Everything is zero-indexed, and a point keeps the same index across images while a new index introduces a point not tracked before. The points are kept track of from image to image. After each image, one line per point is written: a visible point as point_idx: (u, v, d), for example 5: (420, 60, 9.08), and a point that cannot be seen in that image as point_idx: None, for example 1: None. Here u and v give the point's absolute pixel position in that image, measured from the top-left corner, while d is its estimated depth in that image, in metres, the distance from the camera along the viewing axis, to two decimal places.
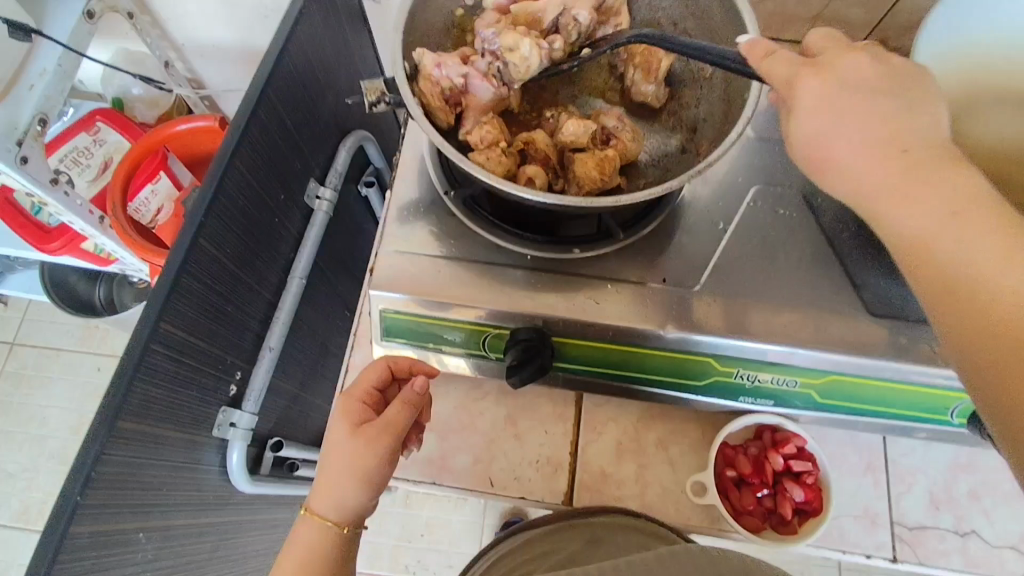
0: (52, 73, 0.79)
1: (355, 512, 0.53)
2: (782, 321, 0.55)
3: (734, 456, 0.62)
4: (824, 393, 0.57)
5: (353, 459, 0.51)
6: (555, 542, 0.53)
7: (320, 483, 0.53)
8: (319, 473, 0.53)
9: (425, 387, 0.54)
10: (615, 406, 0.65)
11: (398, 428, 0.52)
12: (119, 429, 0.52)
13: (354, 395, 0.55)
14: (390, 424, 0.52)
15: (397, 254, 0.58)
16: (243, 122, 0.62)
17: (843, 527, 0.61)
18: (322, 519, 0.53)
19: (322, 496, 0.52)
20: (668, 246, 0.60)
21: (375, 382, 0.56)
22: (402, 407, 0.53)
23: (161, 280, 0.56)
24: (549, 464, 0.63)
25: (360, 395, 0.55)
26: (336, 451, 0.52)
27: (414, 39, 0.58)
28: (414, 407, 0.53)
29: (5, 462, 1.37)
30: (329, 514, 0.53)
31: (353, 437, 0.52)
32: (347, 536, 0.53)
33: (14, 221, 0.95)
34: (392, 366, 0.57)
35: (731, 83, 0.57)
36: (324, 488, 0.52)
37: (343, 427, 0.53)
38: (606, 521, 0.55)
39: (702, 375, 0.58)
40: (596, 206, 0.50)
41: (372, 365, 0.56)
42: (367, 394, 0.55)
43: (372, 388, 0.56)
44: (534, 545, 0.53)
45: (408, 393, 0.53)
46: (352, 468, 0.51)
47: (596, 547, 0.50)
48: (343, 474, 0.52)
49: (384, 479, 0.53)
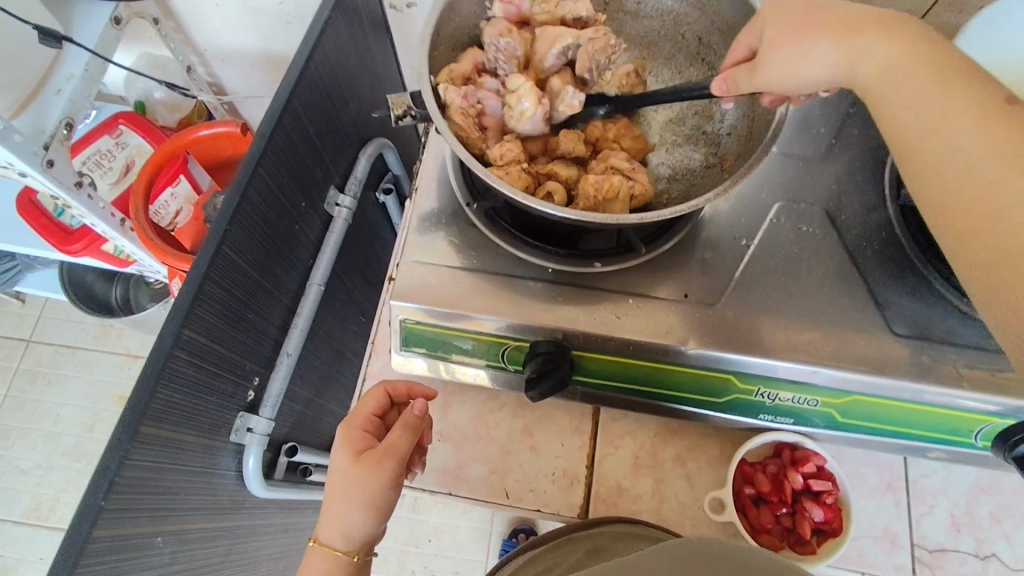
0: (79, 78, 0.80)
1: (363, 541, 0.53)
2: (805, 338, 0.55)
3: (753, 473, 0.61)
4: (846, 413, 0.57)
5: (356, 488, 0.51)
6: (562, 556, 0.52)
7: (327, 514, 0.52)
8: (326, 501, 0.53)
9: (423, 410, 0.55)
10: (632, 420, 0.65)
11: (399, 452, 0.52)
12: (141, 434, 0.52)
13: (354, 424, 0.55)
14: (391, 448, 0.52)
15: (418, 265, 0.59)
16: (268, 130, 0.62)
17: (862, 548, 0.60)
18: (332, 549, 0.52)
19: (331, 526, 0.52)
20: (689, 262, 0.59)
21: (373, 409, 0.56)
22: (405, 430, 0.53)
23: (185, 286, 0.56)
24: (565, 477, 0.62)
25: (360, 423, 0.55)
26: (339, 480, 0.52)
27: (440, 52, 0.58)
28: (414, 429, 0.54)
29: (18, 458, 1.38)
30: (338, 545, 0.52)
31: (355, 464, 0.52)
32: (358, 564, 0.53)
33: (36, 220, 0.96)
34: (389, 392, 0.58)
35: (757, 101, 0.57)
36: (333, 517, 0.52)
37: (346, 454, 0.53)
38: (610, 533, 0.55)
39: (721, 392, 0.58)
40: (620, 223, 0.50)
41: (370, 394, 0.57)
42: (367, 420, 0.55)
43: (371, 414, 0.56)
44: (545, 559, 0.53)
45: (408, 416, 0.54)
46: (358, 496, 0.51)
47: (600, 557, 0.50)
48: (349, 505, 0.51)
49: (392, 504, 0.53)
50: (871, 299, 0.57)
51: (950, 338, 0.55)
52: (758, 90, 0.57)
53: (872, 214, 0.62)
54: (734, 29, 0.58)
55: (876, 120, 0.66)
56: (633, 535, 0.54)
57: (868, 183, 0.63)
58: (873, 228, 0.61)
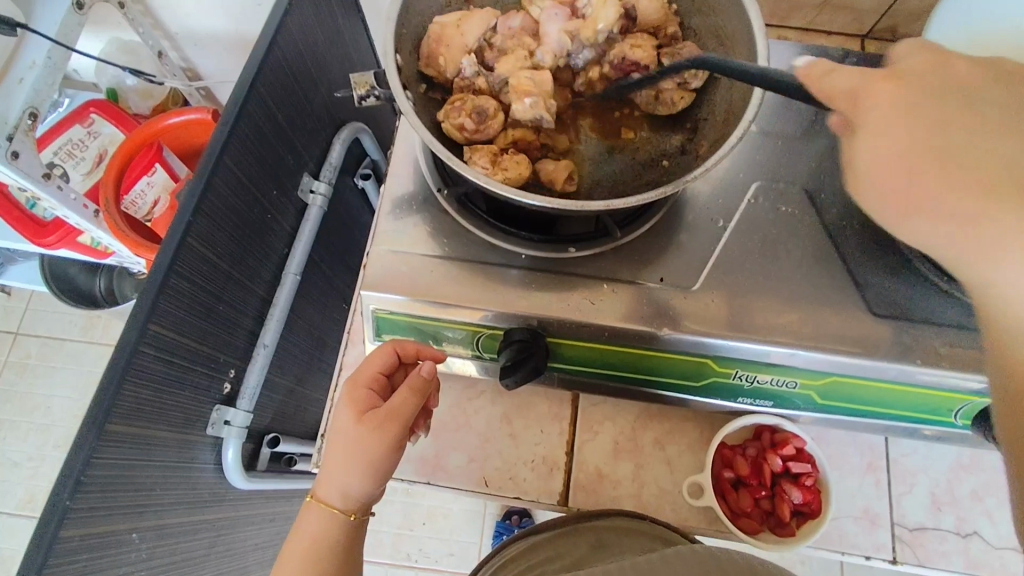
0: (42, 66, 0.77)
1: (361, 500, 0.53)
2: (783, 322, 0.54)
3: (733, 456, 0.60)
4: (825, 395, 0.56)
5: (356, 448, 0.51)
6: (560, 547, 0.52)
7: (327, 473, 0.52)
8: (327, 457, 0.52)
9: (432, 371, 0.52)
10: (612, 405, 0.64)
11: (402, 418, 0.51)
12: (107, 432, 0.51)
13: (360, 381, 0.54)
14: (396, 412, 0.51)
15: (391, 253, 0.57)
16: (231, 117, 0.61)
17: (842, 528, 0.60)
18: (330, 506, 0.53)
19: (328, 484, 0.52)
20: (666, 245, 0.58)
21: (380, 368, 0.54)
22: (408, 395, 0.51)
23: (148, 280, 0.55)
24: (545, 464, 0.62)
25: (367, 382, 0.54)
26: (341, 439, 0.51)
27: (407, 32, 0.56)
28: (420, 394, 0.52)
29: (10, 450, 1.38)
30: (336, 502, 0.53)
31: (359, 425, 0.51)
32: (355, 522, 0.54)
33: (9, 214, 0.93)
34: (398, 351, 0.55)
35: (735, 82, 0.55)
36: (332, 473, 0.52)
37: (349, 413, 0.52)
38: (610, 525, 0.55)
39: (700, 376, 0.57)
40: (587, 209, 0.48)
41: (376, 353, 0.55)
42: (373, 379, 0.54)
43: (378, 372, 0.54)
44: (541, 550, 0.53)
45: (414, 379, 0.52)
46: (359, 457, 0.51)
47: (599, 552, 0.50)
48: (349, 463, 0.51)
49: (392, 465, 0.52)
50: (849, 279, 0.56)
51: (929, 318, 0.54)
52: (736, 74, 0.55)
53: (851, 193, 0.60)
54: (714, 8, 0.57)
55: None
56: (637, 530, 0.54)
57: None
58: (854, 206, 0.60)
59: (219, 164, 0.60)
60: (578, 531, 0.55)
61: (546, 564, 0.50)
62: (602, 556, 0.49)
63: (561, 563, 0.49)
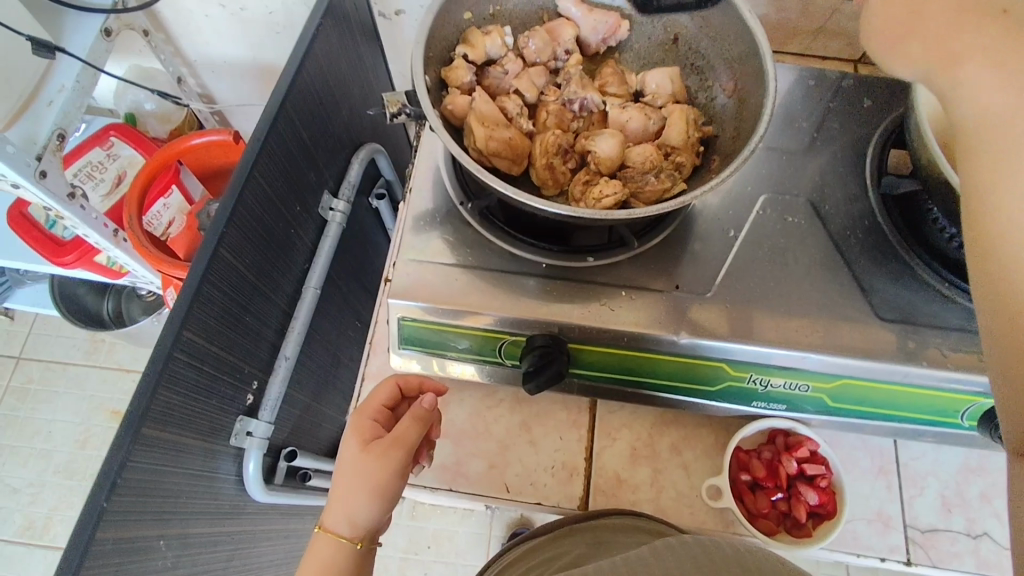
0: (71, 89, 0.80)
1: (368, 528, 0.53)
2: (794, 325, 0.56)
3: (748, 460, 0.62)
4: (836, 398, 0.58)
5: (362, 477, 0.51)
6: (559, 547, 0.53)
7: (334, 501, 0.53)
8: (334, 487, 0.53)
9: (433, 401, 0.54)
10: (628, 412, 0.66)
11: (407, 442, 0.53)
12: (142, 435, 0.53)
13: (365, 414, 0.56)
14: (400, 439, 0.52)
15: (416, 263, 0.60)
16: (262, 134, 0.63)
17: (856, 531, 0.61)
18: (336, 535, 0.53)
19: (335, 511, 0.52)
20: (681, 255, 0.61)
21: (384, 400, 0.57)
22: (413, 423, 0.53)
23: (183, 289, 0.57)
24: (564, 469, 0.63)
25: (371, 414, 0.56)
26: (347, 468, 0.53)
27: (433, 55, 0.59)
28: (423, 422, 0.54)
29: (10, 476, 1.36)
30: (343, 532, 0.53)
31: (364, 452, 0.53)
32: (362, 551, 0.53)
33: (29, 234, 0.96)
34: (401, 385, 0.58)
35: (744, 102, 0.58)
36: (338, 502, 0.52)
37: (355, 444, 0.54)
38: (610, 524, 0.55)
39: (714, 380, 0.59)
40: (610, 217, 0.51)
41: (381, 385, 0.57)
42: (378, 411, 0.56)
43: (382, 405, 0.56)
44: (540, 552, 0.53)
45: (417, 408, 0.54)
46: (363, 485, 0.52)
47: (600, 547, 0.51)
48: (355, 494, 0.52)
49: (398, 493, 0.53)
50: (856, 285, 0.59)
51: (933, 320, 0.56)
52: (745, 95, 0.58)
53: (856, 205, 0.63)
54: (722, 33, 0.60)
55: (855, 115, 0.69)
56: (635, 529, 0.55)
57: (851, 174, 0.65)
58: (857, 217, 0.63)
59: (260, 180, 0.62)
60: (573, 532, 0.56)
61: (546, 565, 0.50)
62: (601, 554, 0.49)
63: (564, 561, 0.49)
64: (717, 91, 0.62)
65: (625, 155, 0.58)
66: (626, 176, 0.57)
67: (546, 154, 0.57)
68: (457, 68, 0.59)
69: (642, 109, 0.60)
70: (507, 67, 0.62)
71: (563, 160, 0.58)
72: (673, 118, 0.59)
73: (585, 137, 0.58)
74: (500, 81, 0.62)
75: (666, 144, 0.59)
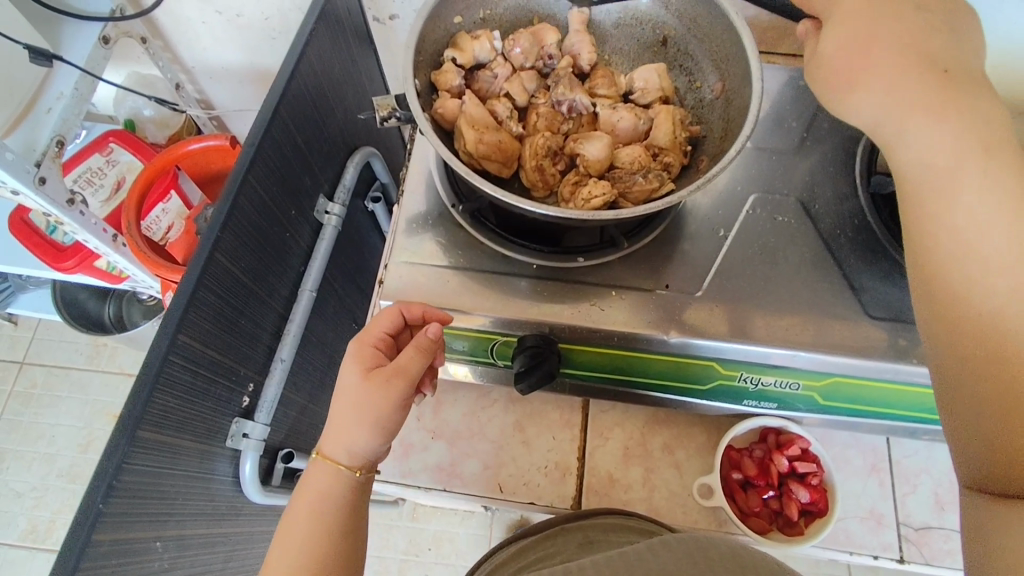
0: (69, 96, 0.81)
1: (368, 457, 0.51)
2: (783, 324, 0.56)
3: (740, 458, 0.62)
4: (827, 396, 0.58)
5: (363, 409, 0.49)
6: (550, 546, 0.53)
7: (332, 430, 0.51)
8: (332, 416, 0.51)
9: (438, 332, 0.51)
10: (621, 411, 0.66)
11: (409, 373, 0.50)
12: (138, 438, 0.53)
13: (367, 340, 0.53)
14: (402, 369, 0.50)
15: (408, 265, 0.60)
16: (256, 139, 0.64)
17: (849, 529, 0.61)
18: (334, 464, 0.51)
19: (334, 442, 0.50)
20: (671, 256, 0.61)
21: (387, 328, 0.54)
22: (416, 353, 0.50)
23: (178, 293, 0.57)
24: (557, 469, 0.64)
25: (373, 341, 0.53)
26: (347, 393, 0.51)
27: (423, 59, 0.60)
28: (427, 353, 0.51)
29: (14, 480, 1.38)
30: (341, 460, 0.51)
31: (364, 382, 0.50)
32: (360, 480, 0.52)
33: (29, 240, 0.97)
34: (405, 314, 0.54)
35: (732, 102, 0.58)
36: (339, 430, 0.50)
37: (355, 373, 0.51)
38: (601, 522, 0.56)
39: (705, 379, 0.59)
40: (596, 218, 0.51)
41: (385, 313, 0.54)
42: (379, 339, 0.53)
43: (383, 334, 0.54)
44: (532, 550, 0.54)
45: (420, 338, 0.51)
46: (365, 413, 0.50)
47: (591, 546, 0.51)
48: (355, 421, 0.50)
49: (398, 423, 0.51)
50: (845, 284, 0.59)
51: None
52: (732, 95, 0.58)
53: (845, 204, 0.64)
54: (710, 34, 0.60)
55: None
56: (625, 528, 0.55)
57: (840, 174, 0.65)
58: (847, 216, 0.63)
59: (257, 186, 0.63)
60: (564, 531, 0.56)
61: (538, 564, 0.51)
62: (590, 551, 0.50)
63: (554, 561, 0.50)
64: (706, 92, 0.62)
65: (612, 156, 0.58)
66: (614, 176, 0.57)
67: (534, 156, 0.58)
68: (446, 72, 0.59)
69: (632, 110, 0.60)
70: (497, 71, 0.62)
71: (552, 162, 0.58)
72: (660, 119, 0.60)
73: (573, 138, 0.59)
74: (490, 85, 0.63)
75: (655, 144, 0.59)
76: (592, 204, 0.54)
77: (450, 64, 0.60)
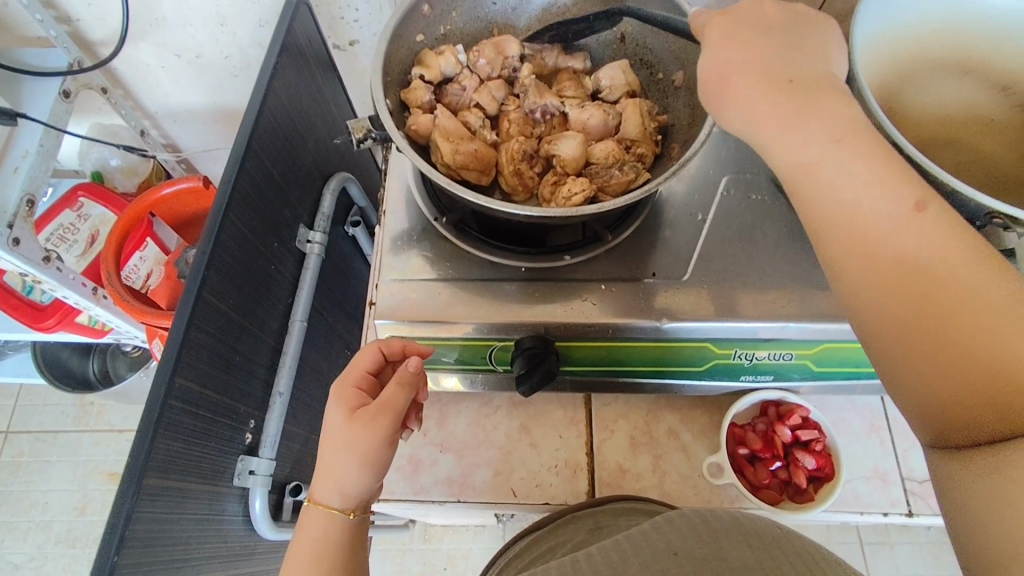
0: (35, 154, 0.80)
1: (361, 498, 0.51)
2: (770, 299, 0.58)
3: (744, 434, 0.63)
4: (820, 362, 0.60)
5: (349, 447, 0.49)
6: (560, 536, 0.53)
7: (323, 474, 0.51)
8: (321, 458, 0.51)
9: (419, 364, 0.51)
10: (623, 403, 0.67)
11: (395, 408, 0.50)
12: (145, 487, 0.53)
13: (348, 381, 0.53)
14: (387, 404, 0.50)
15: (398, 283, 0.61)
16: (233, 175, 0.64)
17: (856, 489, 0.63)
18: (330, 509, 0.51)
19: (325, 483, 0.50)
20: (654, 244, 0.63)
21: (368, 367, 0.54)
22: (398, 387, 0.51)
23: (171, 337, 0.57)
24: (567, 467, 0.64)
25: (355, 380, 0.53)
26: (333, 436, 0.50)
27: (392, 80, 0.61)
28: (410, 385, 0.51)
29: (11, 553, 1.33)
30: (334, 503, 0.51)
31: (348, 422, 0.50)
32: (355, 521, 0.52)
33: (7, 302, 0.95)
34: (385, 351, 0.55)
35: (696, 90, 0.60)
36: (326, 471, 0.50)
37: (338, 413, 0.51)
38: (611, 510, 0.56)
39: (702, 360, 0.60)
40: (579, 215, 0.52)
41: (364, 352, 0.55)
42: (362, 379, 0.54)
43: (367, 371, 0.54)
44: (542, 541, 0.54)
45: (402, 371, 0.51)
46: (352, 453, 0.49)
47: (597, 533, 0.51)
48: (344, 460, 0.50)
49: (389, 459, 0.51)
50: None
51: None
52: (695, 81, 0.60)
53: None
54: (667, 27, 0.62)
55: None
56: (635, 512, 0.55)
57: None
58: None
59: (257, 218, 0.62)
60: (575, 520, 0.56)
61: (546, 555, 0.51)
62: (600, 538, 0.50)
63: (564, 548, 0.50)
64: (669, 81, 0.64)
65: (587, 153, 0.60)
66: (591, 173, 0.59)
67: (511, 161, 0.59)
68: (415, 89, 0.61)
69: (600, 106, 0.62)
70: (464, 83, 0.64)
71: (530, 167, 0.60)
72: (628, 112, 0.61)
73: (547, 141, 0.60)
74: (458, 97, 0.64)
75: (628, 137, 0.61)
76: (573, 202, 0.56)
77: (418, 81, 0.62)
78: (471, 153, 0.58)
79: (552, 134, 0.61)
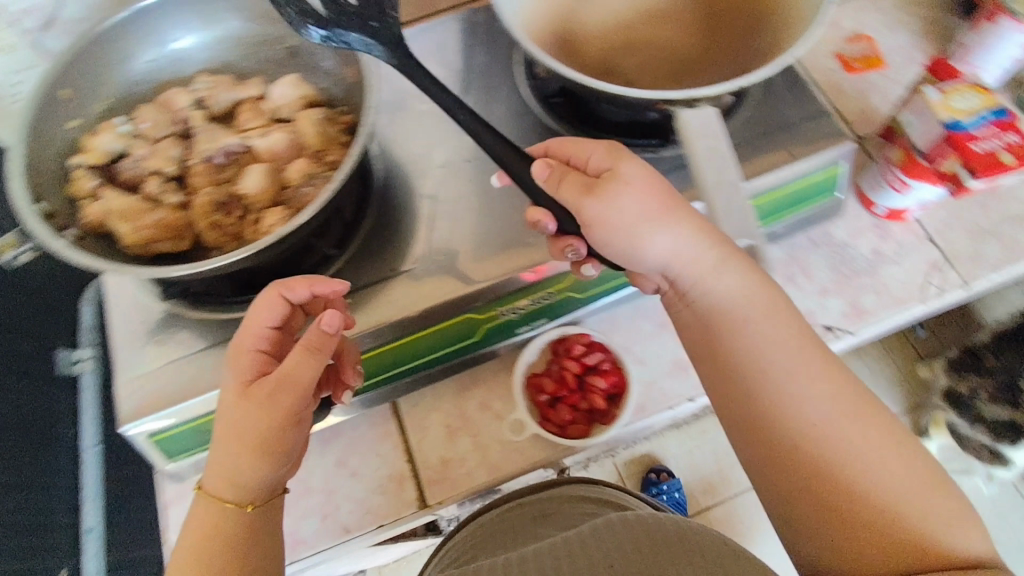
0: None
1: (258, 488, 0.49)
2: (506, 253, 0.58)
3: (539, 381, 0.65)
4: (578, 290, 0.62)
5: (240, 428, 0.46)
6: (502, 523, 0.59)
7: (209, 463, 0.48)
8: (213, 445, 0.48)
9: (333, 323, 0.47)
10: (430, 396, 0.66)
11: (300, 379, 0.47)
12: None
13: (250, 333, 0.49)
14: (289, 376, 0.47)
15: (135, 380, 0.54)
16: None
17: (661, 388, 0.65)
18: (216, 498, 0.48)
19: (216, 477, 0.47)
20: (391, 238, 0.59)
21: (268, 319, 0.49)
22: (302, 355, 0.47)
23: None
24: (392, 481, 0.63)
25: (251, 342, 0.49)
26: (224, 417, 0.47)
27: (42, 176, 0.55)
28: (321, 348, 0.47)
29: None
30: (225, 496, 0.48)
31: (244, 399, 0.47)
32: (255, 511, 0.49)
33: None
34: (286, 294, 0.50)
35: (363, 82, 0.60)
36: (214, 467, 0.48)
37: (234, 386, 0.48)
38: (553, 497, 0.61)
39: (473, 332, 0.61)
40: (263, 247, 0.49)
41: (263, 301, 0.49)
42: (258, 333, 0.49)
43: (268, 325, 0.49)
44: (484, 527, 0.60)
45: (311, 334, 0.47)
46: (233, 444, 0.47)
47: (544, 522, 0.57)
48: (229, 449, 0.47)
49: (284, 443, 0.48)
50: None
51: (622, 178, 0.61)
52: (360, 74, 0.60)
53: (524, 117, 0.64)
54: None
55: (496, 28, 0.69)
56: (584, 498, 0.61)
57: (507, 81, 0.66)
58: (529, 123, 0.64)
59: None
60: (520, 505, 0.61)
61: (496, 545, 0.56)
62: (547, 526, 0.56)
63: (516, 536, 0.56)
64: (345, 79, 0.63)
65: (279, 180, 0.58)
66: (287, 198, 0.57)
67: (203, 216, 0.56)
68: (77, 179, 0.56)
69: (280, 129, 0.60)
70: (136, 153, 0.60)
71: (228, 213, 0.57)
72: (303, 125, 0.60)
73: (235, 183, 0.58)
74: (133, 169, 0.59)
75: (315, 149, 0.60)
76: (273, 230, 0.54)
77: (80, 170, 0.57)
78: (158, 224, 0.55)
79: (240, 172, 0.59)
